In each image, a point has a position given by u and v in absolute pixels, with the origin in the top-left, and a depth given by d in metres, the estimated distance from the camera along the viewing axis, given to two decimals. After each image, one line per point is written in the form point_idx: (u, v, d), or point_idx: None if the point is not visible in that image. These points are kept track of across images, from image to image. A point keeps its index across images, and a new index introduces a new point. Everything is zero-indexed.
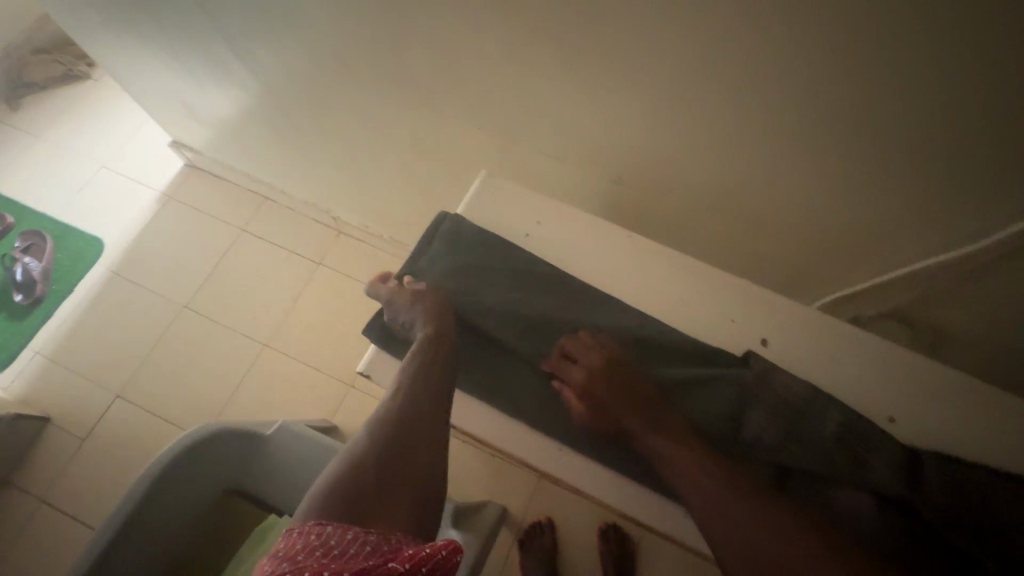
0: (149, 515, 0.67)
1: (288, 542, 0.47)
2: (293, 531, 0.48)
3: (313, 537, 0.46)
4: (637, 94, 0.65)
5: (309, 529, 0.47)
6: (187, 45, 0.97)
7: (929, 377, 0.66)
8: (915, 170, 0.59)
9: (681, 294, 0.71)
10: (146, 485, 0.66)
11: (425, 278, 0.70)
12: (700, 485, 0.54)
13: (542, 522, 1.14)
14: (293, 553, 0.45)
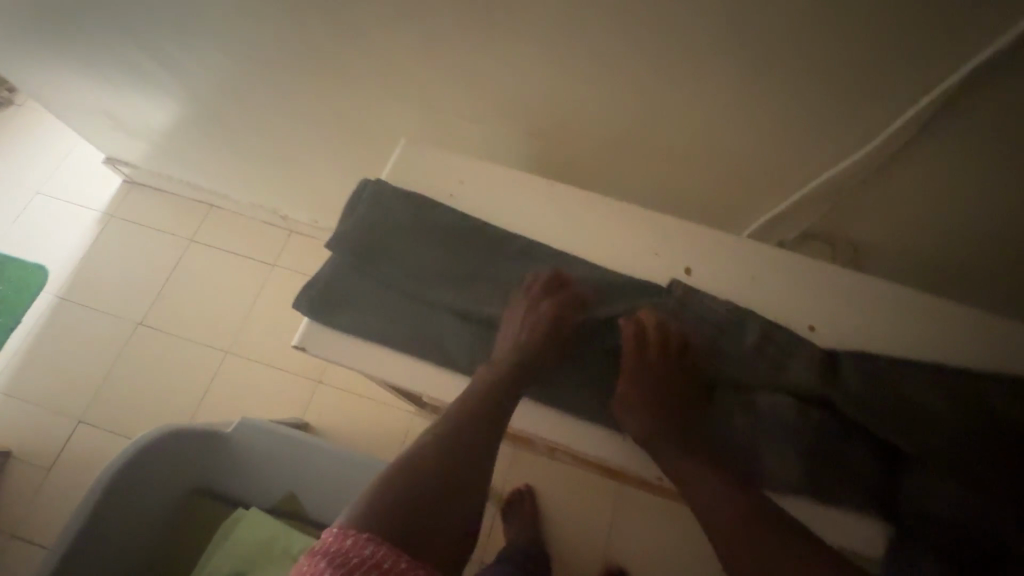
0: (107, 516, 0.73)
1: (338, 543, 0.45)
2: (345, 535, 0.46)
3: (361, 554, 0.44)
4: (526, 43, 0.64)
5: (357, 542, 0.45)
6: (102, 61, 1.04)
7: (846, 285, 0.66)
8: (817, 81, 0.57)
9: (608, 234, 0.69)
10: (102, 489, 0.72)
11: (354, 243, 0.62)
12: (710, 490, 0.54)
13: (522, 490, 1.22)
14: (342, 565, 0.43)
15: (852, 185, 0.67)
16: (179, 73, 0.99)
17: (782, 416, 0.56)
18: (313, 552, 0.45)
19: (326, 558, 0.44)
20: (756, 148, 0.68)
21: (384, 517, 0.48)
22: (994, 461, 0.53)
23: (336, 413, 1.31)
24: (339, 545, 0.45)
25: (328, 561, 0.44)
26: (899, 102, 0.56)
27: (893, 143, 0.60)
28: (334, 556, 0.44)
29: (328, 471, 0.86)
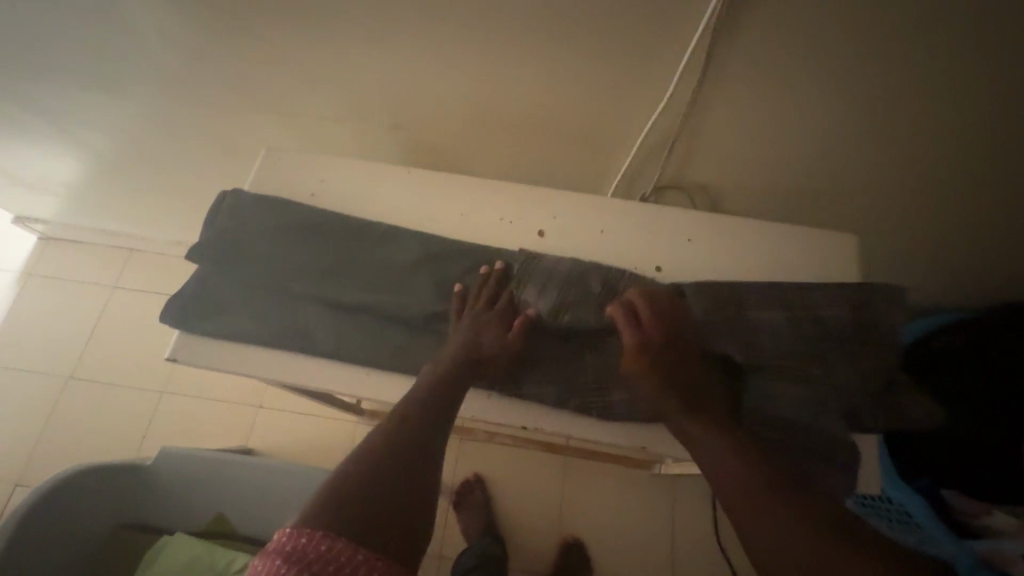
0: (21, 550, 0.72)
1: (293, 541, 0.38)
2: (301, 532, 0.39)
3: (320, 552, 0.38)
4: (357, 38, 0.68)
5: (315, 538, 0.39)
6: None
7: (691, 223, 0.70)
8: (612, 38, 0.61)
9: (462, 209, 0.71)
10: (17, 521, 0.72)
11: (217, 254, 0.64)
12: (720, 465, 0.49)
13: (471, 479, 1.24)
14: (297, 564, 0.36)
15: (676, 127, 0.70)
16: (45, 122, 0.97)
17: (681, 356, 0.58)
18: (262, 556, 0.38)
19: (282, 557, 0.37)
20: (584, 106, 0.71)
21: (347, 511, 0.42)
22: (820, 360, 0.58)
23: (278, 433, 1.31)
24: (295, 543, 0.38)
25: (282, 559, 0.37)
26: (681, 40, 0.60)
27: (692, 80, 0.64)
28: (289, 556, 0.37)
29: (257, 484, 0.89)
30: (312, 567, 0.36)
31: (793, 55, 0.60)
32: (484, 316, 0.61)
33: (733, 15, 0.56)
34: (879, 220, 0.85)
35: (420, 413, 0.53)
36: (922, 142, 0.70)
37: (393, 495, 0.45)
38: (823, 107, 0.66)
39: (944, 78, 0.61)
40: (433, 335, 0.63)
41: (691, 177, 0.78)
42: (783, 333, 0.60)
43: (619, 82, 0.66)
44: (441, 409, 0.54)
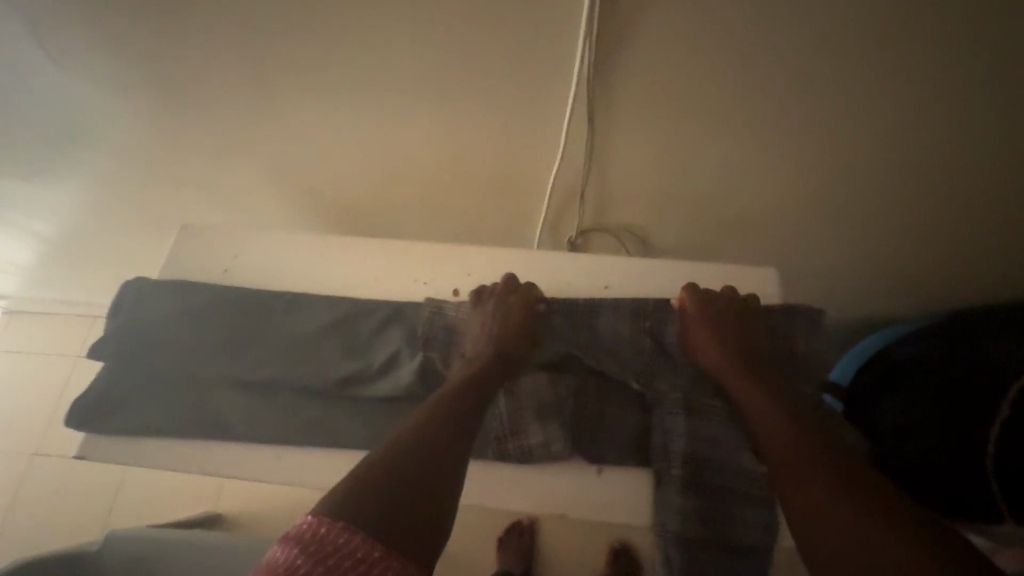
0: None
1: (312, 531, 0.38)
2: (322, 523, 0.38)
3: (338, 544, 0.37)
4: (256, 114, 0.70)
5: (334, 530, 0.38)
6: None
7: (605, 269, 0.70)
8: (499, 96, 0.63)
9: (376, 274, 0.71)
10: None
11: (124, 347, 0.64)
12: (771, 426, 0.50)
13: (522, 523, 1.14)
14: (314, 560, 0.36)
15: (582, 169, 0.70)
16: None
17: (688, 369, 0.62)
18: (284, 542, 0.38)
19: (301, 548, 0.37)
20: (489, 153, 0.71)
21: (372, 506, 0.41)
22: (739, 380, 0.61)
23: (242, 501, 1.25)
24: (315, 533, 0.38)
25: (301, 551, 0.36)
26: (562, 85, 0.60)
27: (583, 121, 0.64)
28: (308, 545, 0.37)
29: (202, 564, 0.86)
30: (328, 561, 0.36)
31: (675, 101, 0.61)
32: (399, 380, 0.61)
33: (606, 57, 0.56)
34: (811, 243, 0.84)
35: (450, 414, 0.51)
36: (829, 165, 0.69)
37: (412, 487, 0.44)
38: (720, 139, 0.66)
39: (832, 103, 0.61)
40: (345, 403, 0.62)
41: (612, 218, 0.78)
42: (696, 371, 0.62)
43: (516, 128, 0.67)
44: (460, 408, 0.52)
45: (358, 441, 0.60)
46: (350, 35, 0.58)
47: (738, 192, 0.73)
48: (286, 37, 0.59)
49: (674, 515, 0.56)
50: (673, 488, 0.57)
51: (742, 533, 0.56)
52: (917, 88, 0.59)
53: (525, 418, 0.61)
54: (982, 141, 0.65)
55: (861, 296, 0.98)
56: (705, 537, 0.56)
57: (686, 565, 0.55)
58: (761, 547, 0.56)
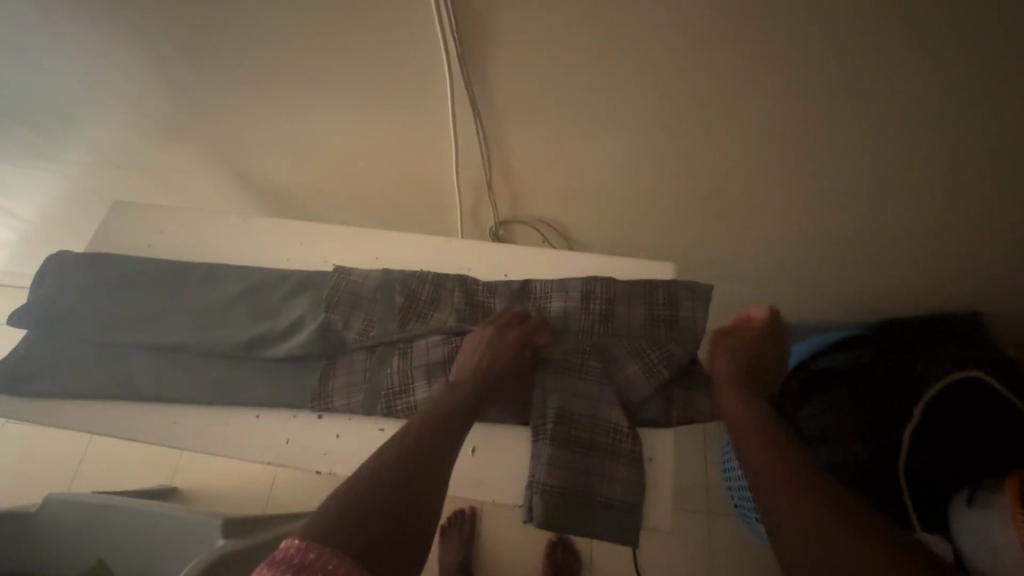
0: None
1: (301, 554, 0.40)
2: (310, 548, 0.41)
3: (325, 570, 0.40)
4: (179, 95, 0.72)
5: (322, 556, 0.41)
6: None
7: (511, 254, 0.71)
8: (403, 83, 0.64)
9: (287, 252, 0.73)
10: None
11: (45, 312, 0.67)
12: (754, 439, 0.52)
13: (465, 511, 1.14)
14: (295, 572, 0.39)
15: (484, 157, 0.72)
16: None
17: (584, 326, 0.63)
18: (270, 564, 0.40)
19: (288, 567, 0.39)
20: (394, 142, 0.74)
21: (353, 524, 0.44)
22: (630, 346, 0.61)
23: (199, 474, 1.26)
24: (303, 558, 0.40)
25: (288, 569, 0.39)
26: (446, 74, 0.62)
27: (473, 112, 0.66)
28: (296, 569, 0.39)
29: (133, 527, 0.89)
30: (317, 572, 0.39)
31: (572, 90, 0.62)
32: (296, 341, 0.63)
33: (479, 49, 0.58)
34: (735, 239, 0.85)
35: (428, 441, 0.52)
36: (723, 162, 0.70)
37: (385, 515, 0.45)
38: (606, 134, 0.68)
39: (708, 101, 0.61)
40: (251, 364, 0.64)
41: (525, 212, 0.81)
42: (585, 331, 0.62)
43: (413, 117, 0.69)
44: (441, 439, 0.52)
45: (253, 401, 0.62)
46: (238, 25, 0.61)
47: (642, 184, 0.75)
48: (179, 26, 0.62)
49: (544, 466, 0.56)
50: (545, 441, 0.57)
51: (606, 488, 0.56)
52: (787, 88, 0.59)
53: (414, 374, 0.61)
54: (871, 143, 0.64)
55: (797, 298, 0.97)
56: (568, 490, 0.56)
57: (546, 514, 0.55)
58: (626, 505, 0.56)
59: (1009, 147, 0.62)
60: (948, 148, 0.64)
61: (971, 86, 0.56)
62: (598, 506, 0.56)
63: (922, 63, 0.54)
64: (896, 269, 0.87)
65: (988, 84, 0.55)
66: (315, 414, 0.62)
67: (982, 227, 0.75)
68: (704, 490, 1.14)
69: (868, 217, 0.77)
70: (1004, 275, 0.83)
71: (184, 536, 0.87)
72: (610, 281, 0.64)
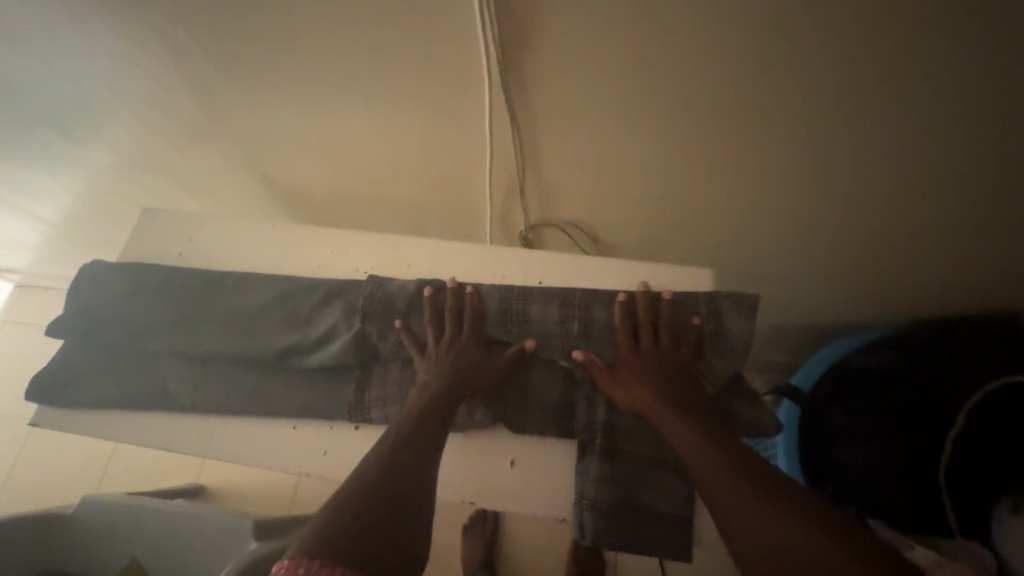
0: None
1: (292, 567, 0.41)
2: (298, 564, 0.41)
3: None
4: (207, 101, 0.72)
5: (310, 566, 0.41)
6: None
7: (543, 261, 0.69)
8: (436, 88, 0.63)
9: (316, 260, 0.72)
10: None
11: (83, 322, 0.67)
12: (700, 448, 0.51)
13: (487, 512, 1.14)
14: None
15: (515, 161, 0.71)
16: None
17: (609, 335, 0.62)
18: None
19: None
20: (426, 148, 0.73)
21: (342, 535, 0.44)
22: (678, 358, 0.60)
23: (225, 473, 1.28)
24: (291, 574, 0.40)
25: None
26: (480, 78, 0.60)
27: (507, 116, 0.65)
28: None
29: (166, 530, 0.90)
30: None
31: (608, 94, 0.61)
32: (333, 351, 0.62)
33: (515, 54, 0.57)
34: (771, 242, 0.83)
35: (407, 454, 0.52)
36: (764, 166, 0.68)
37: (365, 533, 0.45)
38: (645, 138, 0.66)
39: (750, 104, 0.59)
40: (288, 374, 0.63)
41: (555, 216, 0.80)
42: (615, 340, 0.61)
43: (446, 122, 0.68)
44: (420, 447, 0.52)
45: (296, 413, 0.61)
46: (269, 31, 0.60)
47: (677, 188, 0.74)
48: (213, 33, 0.61)
49: (592, 482, 0.56)
50: (593, 457, 0.57)
51: (655, 501, 0.56)
52: (833, 91, 0.57)
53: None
54: (921, 147, 0.62)
55: (832, 300, 0.95)
56: (618, 505, 0.55)
57: (598, 531, 0.54)
58: (676, 519, 0.56)
59: None
60: (1002, 152, 0.61)
61: None
62: (653, 523, 0.55)
63: (980, 63, 0.52)
64: (937, 272, 0.84)
65: None
66: (353, 425, 0.61)
67: None
68: None
69: (910, 220, 0.75)
70: None
71: (216, 538, 0.88)
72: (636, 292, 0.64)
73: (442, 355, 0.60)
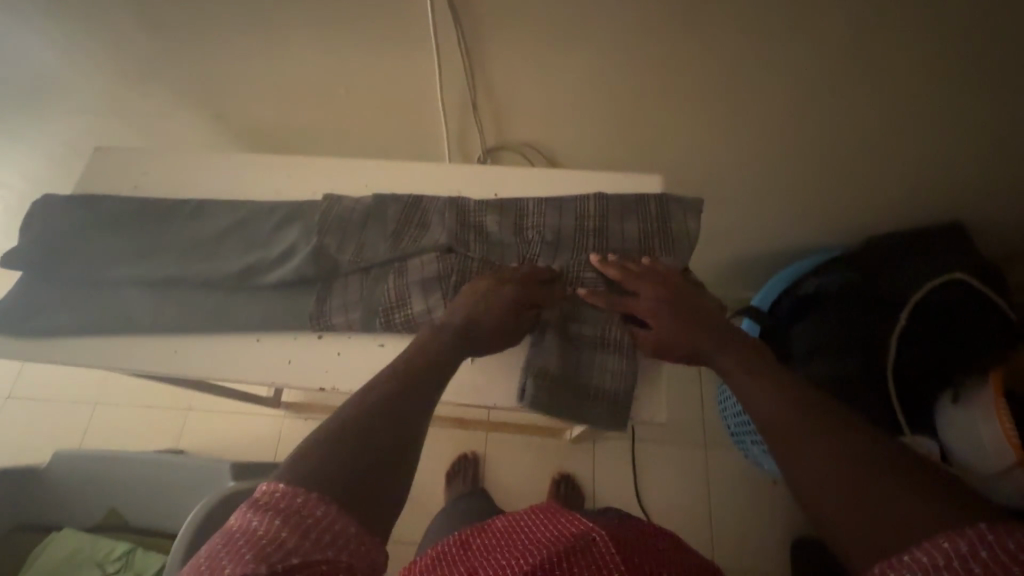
0: None
1: (286, 499, 0.32)
2: (297, 491, 0.33)
3: (313, 521, 0.32)
4: (148, 33, 0.71)
5: (311, 501, 0.33)
6: None
7: (497, 175, 0.71)
8: (378, 6, 0.63)
9: (274, 186, 0.73)
10: None
11: (38, 253, 0.66)
12: (760, 385, 0.46)
13: (467, 457, 1.15)
14: (294, 527, 0.31)
15: (465, 81, 0.72)
16: None
17: (560, 233, 0.64)
18: (248, 510, 0.32)
19: (278, 517, 0.31)
20: (376, 73, 0.73)
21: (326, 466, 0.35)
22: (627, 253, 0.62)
23: (204, 433, 1.27)
24: (289, 504, 0.32)
25: (279, 519, 0.31)
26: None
27: (451, 32, 0.65)
28: (286, 515, 0.31)
29: (140, 477, 0.90)
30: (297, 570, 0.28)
31: (548, 5, 0.61)
32: (293, 265, 0.63)
33: None
34: (723, 162, 0.85)
35: (395, 405, 0.42)
36: (711, 77, 0.69)
37: (362, 486, 0.35)
38: (592, 48, 0.67)
39: (685, 10, 0.61)
40: (248, 291, 0.64)
41: (511, 137, 0.82)
42: (568, 243, 0.63)
43: (393, 39, 0.68)
44: (412, 389, 0.45)
45: (257, 325, 0.62)
46: None
47: (628, 104, 0.75)
48: None
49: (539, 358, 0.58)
50: (538, 340, 0.60)
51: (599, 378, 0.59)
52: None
53: (410, 290, 0.61)
54: (853, 50, 0.65)
55: (788, 222, 0.98)
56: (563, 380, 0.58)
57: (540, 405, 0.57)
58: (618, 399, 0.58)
59: (984, 42, 0.62)
60: (929, 51, 0.64)
61: None
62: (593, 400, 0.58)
63: None
64: (884, 186, 0.87)
65: None
66: (315, 333, 0.62)
67: (962, 136, 0.76)
68: (700, 418, 1.17)
69: (855, 130, 0.77)
70: (988, 185, 0.84)
71: (195, 482, 0.89)
72: (590, 198, 0.66)
73: (434, 263, 0.62)
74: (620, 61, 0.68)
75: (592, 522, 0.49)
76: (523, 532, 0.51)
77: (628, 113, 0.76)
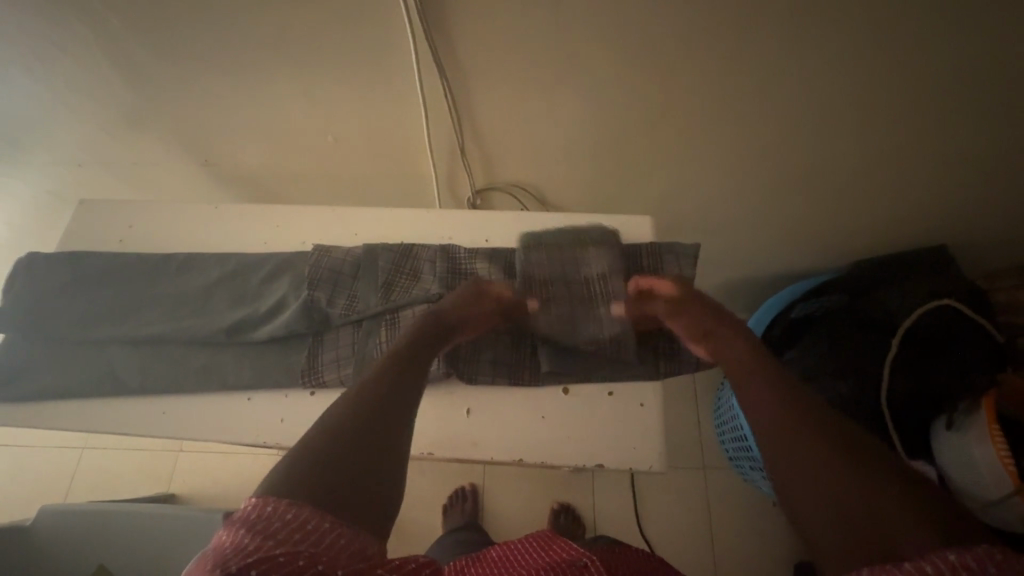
0: None
1: (256, 510, 0.33)
2: (266, 500, 0.33)
3: (284, 522, 0.32)
4: (135, 88, 0.71)
5: (280, 506, 0.33)
6: None
7: (488, 221, 0.71)
8: (365, 60, 0.64)
9: (262, 236, 0.72)
10: None
11: (25, 312, 0.65)
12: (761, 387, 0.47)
13: (466, 488, 1.13)
14: (259, 534, 0.31)
15: (453, 126, 0.72)
16: None
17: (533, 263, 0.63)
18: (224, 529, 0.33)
19: (245, 527, 0.32)
20: (364, 120, 0.73)
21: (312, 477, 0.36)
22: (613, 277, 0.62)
23: (196, 475, 1.24)
24: (258, 513, 0.33)
25: (246, 529, 0.31)
26: (408, 48, 0.61)
27: (438, 83, 0.66)
28: (253, 525, 0.32)
29: (128, 528, 0.88)
30: (254, 565, 0.28)
31: (533, 58, 0.62)
32: (283, 321, 0.62)
33: (436, 20, 0.58)
34: (709, 195, 0.86)
35: (378, 396, 0.45)
36: (694, 117, 0.70)
37: (344, 496, 0.36)
38: (577, 95, 0.68)
39: (668, 59, 0.62)
40: (238, 347, 0.63)
41: (500, 177, 0.82)
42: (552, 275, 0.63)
43: (381, 90, 0.68)
44: (400, 382, 0.48)
45: (248, 381, 0.61)
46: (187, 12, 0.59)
47: (614, 144, 0.76)
48: (134, 17, 0.61)
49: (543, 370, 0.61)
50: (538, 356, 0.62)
51: (605, 375, 0.62)
52: (741, 43, 0.60)
53: None
54: (833, 90, 0.66)
55: (776, 249, 0.99)
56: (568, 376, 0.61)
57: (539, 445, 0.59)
58: (618, 434, 0.60)
59: (960, 82, 0.63)
60: (906, 91, 0.65)
61: (918, 32, 0.58)
62: (600, 412, 0.61)
63: (871, 10, 0.56)
64: (870, 213, 0.88)
65: (932, 25, 0.57)
66: (308, 391, 0.62)
67: (942, 166, 0.77)
68: (698, 443, 1.16)
69: (837, 162, 0.78)
70: (969, 210, 0.86)
71: (187, 532, 0.87)
72: (593, 229, 0.66)
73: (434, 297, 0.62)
74: (605, 105, 0.69)
75: (585, 547, 0.49)
76: (515, 557, 0.51)
77: (615, 151, 0.77)
